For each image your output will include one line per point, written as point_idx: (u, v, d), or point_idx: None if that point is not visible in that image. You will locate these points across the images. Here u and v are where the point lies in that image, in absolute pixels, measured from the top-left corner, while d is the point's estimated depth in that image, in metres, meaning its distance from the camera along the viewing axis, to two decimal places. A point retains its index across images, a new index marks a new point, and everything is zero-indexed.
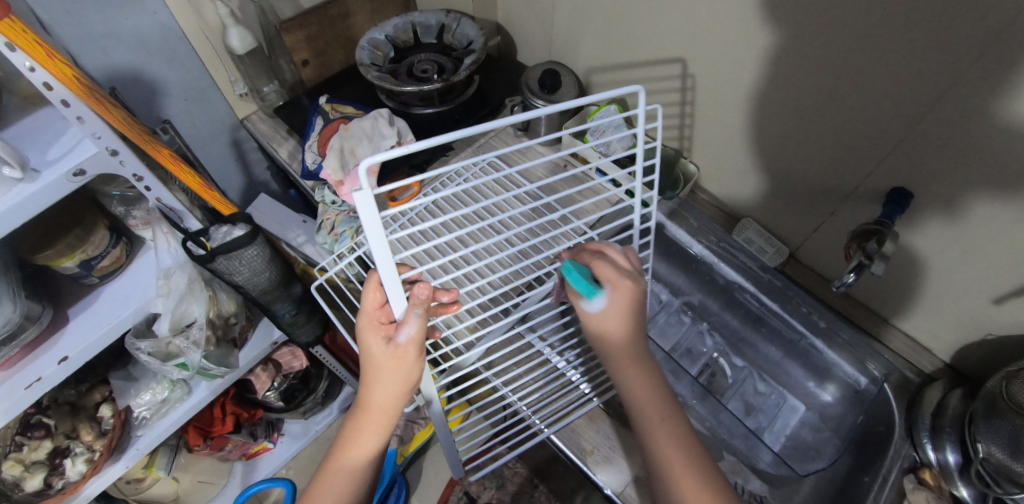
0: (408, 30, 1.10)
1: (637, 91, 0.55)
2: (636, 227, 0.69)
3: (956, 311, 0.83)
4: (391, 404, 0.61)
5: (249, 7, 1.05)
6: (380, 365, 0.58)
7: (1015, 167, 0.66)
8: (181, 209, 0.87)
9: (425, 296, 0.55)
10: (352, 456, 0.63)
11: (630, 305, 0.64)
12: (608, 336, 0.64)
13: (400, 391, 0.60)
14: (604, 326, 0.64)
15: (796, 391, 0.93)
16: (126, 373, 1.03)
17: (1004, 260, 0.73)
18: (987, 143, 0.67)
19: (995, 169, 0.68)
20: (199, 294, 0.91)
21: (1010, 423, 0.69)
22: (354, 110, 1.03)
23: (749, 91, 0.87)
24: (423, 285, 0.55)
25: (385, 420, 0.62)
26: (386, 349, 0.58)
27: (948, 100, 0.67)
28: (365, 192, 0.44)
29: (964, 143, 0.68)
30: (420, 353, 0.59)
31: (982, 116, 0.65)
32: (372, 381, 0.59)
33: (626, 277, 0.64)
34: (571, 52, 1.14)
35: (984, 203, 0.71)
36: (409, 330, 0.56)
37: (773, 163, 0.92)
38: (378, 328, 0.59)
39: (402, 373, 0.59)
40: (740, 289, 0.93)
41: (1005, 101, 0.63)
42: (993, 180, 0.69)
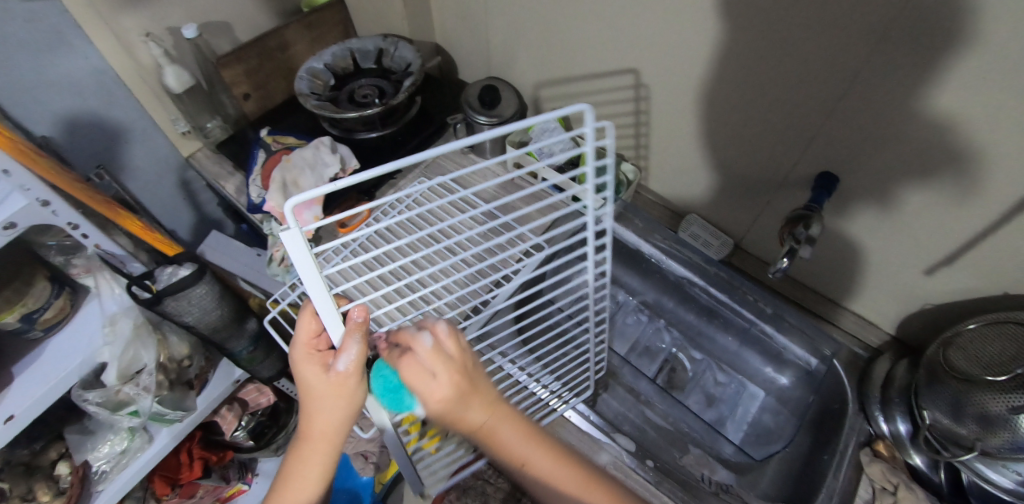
0: (346, 57, 1.11)
1: (584, 109, 0.47)
2: (588, 252, 0.64)
3: (895, 286, 0.86)
4: (334, 430, 0.59)
5: (184, 44, 1.05)
6: (321, 395, 0.57)
7: (926, 146, 0.69)
8: (122, 253, 0.85)
9: (361, 318, 0.55)
10: (297, 490, 0.62)
11: (451, 399, 0.51)
12: (449, 421, 0.52)
13: (343, 417, 0.59)
14: (449, 406, 0.51)
15: (754, 378, 0.95)
16: (81, 426, 1.00)
17: (929, 232, 0.76)
18: (899, 124, 0.70)
19: (909, 147, 0.71)
20: (146, 339, 0.90)
21: (949, 388, 0.71)
22: (296, 140, 1.04)
23: (680, 90, 0.90)
24: (359, 308, 0.55)
25: (329, 448, 0.60)
26: (326, 377, 0.57)
27: (862, 81, 0.70)
28: (292, 232, 0.43)
29: (879, 123, 0.71)
30: (362, 378, 0.58)
31: (895, 96, 0.68)
32: (313, 409, 0.58)
33: (437, 377, 0.50)
34: (509, 67, 1.17)
35: (903, 175, 0.74)
36: (349, 357, 0.55)
37: (712, 155, 0.94)
38: (315, 357, 0.58)
39: (344, 401, 0.58)
40: (690, 284, 0.95)
41: (911, 83, 0.66)
42: (910, 157, 0.71)
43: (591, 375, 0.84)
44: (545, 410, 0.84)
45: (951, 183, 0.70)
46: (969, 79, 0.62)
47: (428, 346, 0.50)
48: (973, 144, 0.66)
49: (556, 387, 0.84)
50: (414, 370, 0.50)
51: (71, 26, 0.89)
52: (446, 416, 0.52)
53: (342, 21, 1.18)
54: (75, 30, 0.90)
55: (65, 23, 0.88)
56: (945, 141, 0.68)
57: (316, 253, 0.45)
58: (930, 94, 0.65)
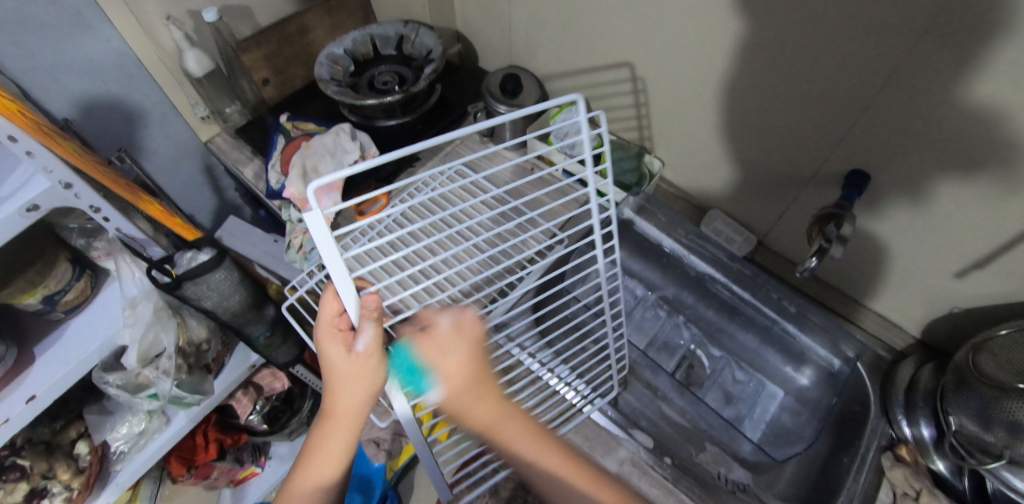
0: (367, 42, 1.10)
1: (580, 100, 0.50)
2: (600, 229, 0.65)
3: (923, 289, 0.84)
4: (354, 409, 0.57)
5: (204, 28, 1.04)
6: (341, 374, 0.55)
7: (966, 145, 0.67)
8: (143, 237, 0.85)
9: (375, 305, 0.52)
10: (320, 463, 0.60)
11: (474, 373, 0.58)
12: (474, 399, 0.59)
13: (365, 396, 0.56)
14: (472, 379, 0.58)
15: (773, 377, 0.93)
16: (101, 407, 1.00)
17: (963, 234, 0.74)
18: (939, 122, 0.68)
19: (947, 144, 0.69)
20: (166, 322, 0.90)
21: (977, 395, 0.70)
22: (316, 127, 1.03)
23: (707, 83, 0.88)
24: (372, 296, 0.51)
25: (350, 427, 0.59)
26: (346, 356, 0.54)
27: (904, 79, 0.67)
28: (315, 215, 0.42)
29: (918, 119, 0.69)
30: (382, 357, 0.55)
31: (937, 91, 0.66)
32: (336, 386, 0.56)
33: (449, 355, 0.57)
34: (531, 56, 1.15)
35: (940, 174, 0.72)
36: (367, 338, 0.53)
37: (738, 149, 0.92)
38: (336, 335, 0.56)
39: (361, 382, 0.55)
40: (712, 280, 0.94)
41: (955, 79, 0.64)
42: (949, 153, 0.69)
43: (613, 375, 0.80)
44: (567, 410, 0.81)
45: (991, 185, 0.68)
46: (1016, 77, 0.60)
47: (443, 328, 0.56)
48: (1016, 145, 0.64)
49: (574, 382, 0.81)
50: (457, 341, 0.57)
51: (93, 7, 0.88)
52: (453, 402, 0.59)
53: (363, 6, 1.17)
54: (98, 12, 0.89)
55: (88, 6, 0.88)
56: (986, 141, 0.66)
57: (338, 236, 0.44)
58: (975, 91, 0.63)
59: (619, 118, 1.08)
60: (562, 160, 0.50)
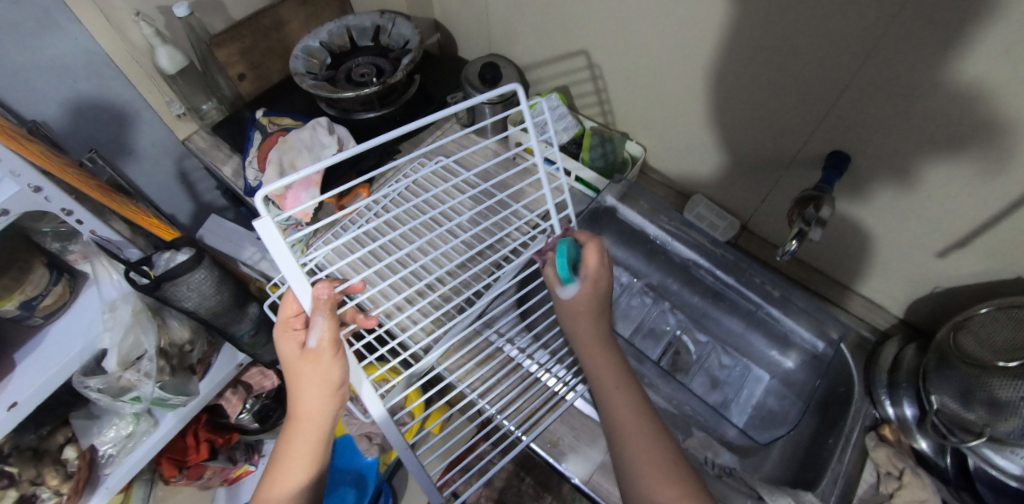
0: (343, 34, 1.08)
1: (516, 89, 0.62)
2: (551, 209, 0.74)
3: (906, 269, 0.84)
4: (319, 407, 0.56)
5: (176, 24, 1.02)
6: (296, 371, 0.56)
7: (948, 124, 0.67)
8: (119, 239, 0.84)
9: (326, 295, 0.53)
10: (284, 475, 0.56)
11: (595, 297, 0.68)
12: (575, 321, 0.68)
13: (321, 395, 0.56)
14: (579, 304, 0.69)
15: (760, 361, 0.92)
16: (87, 411, 0.99)
17: (946, 214, 0.74)
18: (922, 101, 0.67)
19: (929, 123, 0.68)
20: (147, 324, 0.88)
21: (959, 373, 0.70)
22: (293, 121, 1.01)
23: (689, 68, 0.86)
24: (324, 285, 0.53)
25: (316, 431, 0.57)
26: (300, 353, 0.55)
27: (885, 61, 0.67)
28: (265, 220, 0.47)
29: (900, 98, 0.68)
30: (336, 352, 0.56)
31: (919, 70, 0.65)
32: (294, 387, 0.56)
33: (597, 275, 0.69)
34: (510, 44, 1.13)
35: (924, 155, 0.71)
36: (317, 331, 0.54)
37: (719, 133, 0.91)
38: (292, 335, 0.56)
39: (321, 375, 0.55)
40: (696, 266, 0.94)
41: (938, 58, 0.63)
42: (930, 132, 0.69)
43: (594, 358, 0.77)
44: (551, 400, 0.80)
45: (970, 164, 0.68)
46: (997, 53, 0.59)
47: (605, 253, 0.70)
48: (998, 123, 0.63)
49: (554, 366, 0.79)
50: (587, 272, 0.68)
51: (59, 5, 0.86)
52: (575, 306, 0.68)
53: None
54: (64, 10, 0.87)
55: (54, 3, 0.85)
56: (966, 120, 0.65)
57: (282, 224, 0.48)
58: (958, 69, 0.62)
59: (604, 105, 1.06)
60: (499, 131, 0.57)
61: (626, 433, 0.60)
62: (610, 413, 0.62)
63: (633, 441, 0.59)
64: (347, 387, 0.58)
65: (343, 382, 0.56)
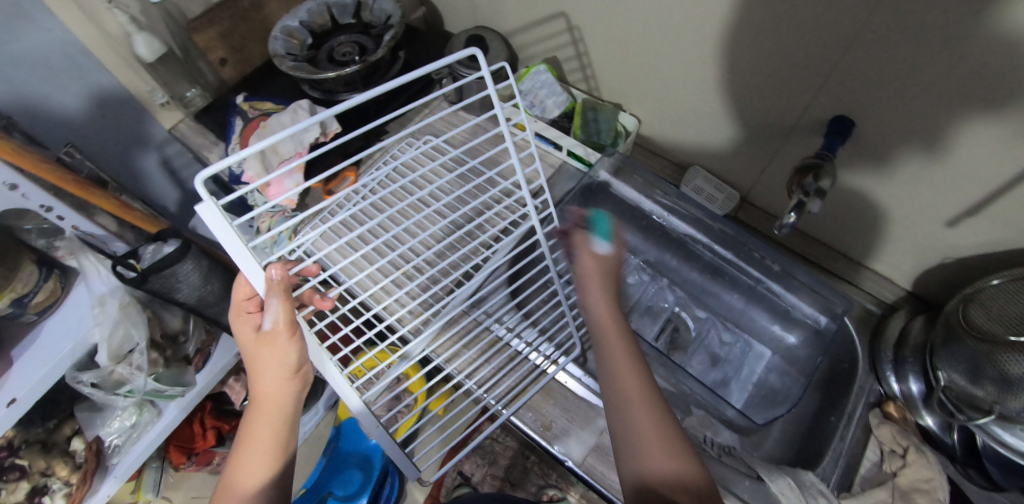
0: (323, 12, 1.04)
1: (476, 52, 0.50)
2: (524, 191, 0.65)
3: (915, 239, 0.80)
4: (279, 391, 0.55)
5: (152, 10, 0.98)
6: (253, 354, 0.54)
7: (975, 81, 0.62)
8: (103, 233, 0.85)
9: (279, 277, 0.51)
10: (245, 463, 0.54)
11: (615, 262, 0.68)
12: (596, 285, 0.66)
13: (280, 376, 0.54)
14: (600, 261, 0.67)
15: (761, 337, 0.88)
16: (90, 404, 0.99)
17: (961, 181, 0.70)
18: (957, 55, 0.61)
19: (952, 84, 0.63)
20: (136, 317, 0.88)
21: (967, 348, 0.67)
22: (274, 106, 0.99)
23: (688, 33, 0.81)
24: (277, 267, 0.51)
25: (277, 415, 0.55)
26: (255, 335, 0.54)
27: (898, 17, 0.62)
28: (207, 204, 0.45)
29: (917, 57, 0.63)
30: (293, 334, 0.54)
31: (944, 23, 0.59)
32: (252, 369, 0.55)
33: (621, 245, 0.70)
34: (496, 15, 1.09)
35: (957, 115, 0.65)
36: (272, 314, 0.52)
37: (728, 99, 0.85)
38: (247, 317, 0.55)
39: (277, 358, 0.54)
40: (693, 242, 0.90)
41: (968, 9, 0.57)
42: (949, 93, 0.64)
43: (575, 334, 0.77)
44: (534, 373, 0.79)
45: (990, 124, 0.63)
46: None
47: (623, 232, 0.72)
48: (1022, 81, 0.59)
49: (538, 342, 0.78)
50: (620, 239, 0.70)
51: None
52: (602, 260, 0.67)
53: None
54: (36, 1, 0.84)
55: None
56: (989, 77, 0.60)
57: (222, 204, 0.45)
58: (1000, 17, 0.56)
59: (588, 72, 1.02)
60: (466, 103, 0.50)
61: (621, 386, 0.56)
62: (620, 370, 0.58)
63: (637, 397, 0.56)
64: (308, 369, 0.57)
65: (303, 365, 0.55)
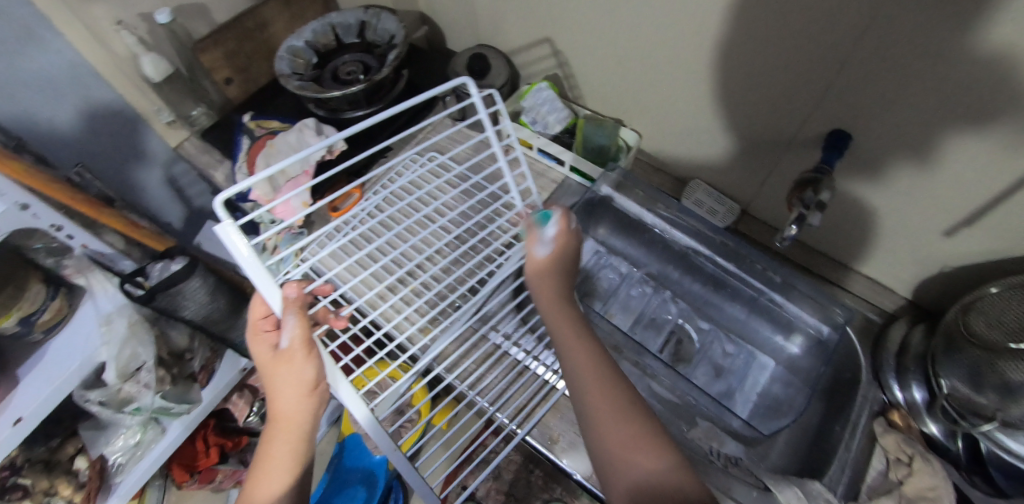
0: (327, 33, 1.06)
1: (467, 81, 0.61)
2: (509, 190, 0.73)
3: (913, 249, 0.82)
4: (297, 409, 0.54)
5: (158, 31, 1.00)
6: (270, 374, 0.55)
7: (966, 96, 0.63)
8: (111, 252, 0.87)
9: (295, 294, 0.54)
10: (262, 486, 0.53)
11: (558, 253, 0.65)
12: (540, 279, 0.64)
13: (296, 398, 0.54)
14: (546, 259, 0.65)
15: (763, 348, 0.89)
16: (95, 422, 0.97)
17: (956, 194, 0.72)
18: (945, 71, 0.62)
19: (943, 99, 0.65)
20: (143, 336, 0.88)
21: (968, 356, 0.68)
22: (280, 124, 1.01)
23: (685, 51, 0.83)
24: (293, 285, 0.54)
25: (295, 435, 0.55)
26: (273, 355, 0.55)
27: (888, 36, 0.64)
28: (227, 225, 0.48)
29: (910, 73, 0.65)
30: (310, 352, 0.55)
31: (935, 41, 0.61)
32: (269, 390, 0.55)
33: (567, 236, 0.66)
34: (497, 33, 1.11)
35: (951, 130, 0.67)
36: (289, 331, 0.54)
37: (725, 114, 0.87)
38: (263, 337, 0.56)
39: (293, 376, 0.54)
40: (695, 254, 0.91)
41: (957, 27, 0.59)
42: (941, 108, 0.66)
43: None
44: (543, 389, 0.79)
45: (982, 134, 0.65)
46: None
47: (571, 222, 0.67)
48: (1014, 96, 0.60)
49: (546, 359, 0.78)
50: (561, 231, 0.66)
51: (40, 18, 0.84)
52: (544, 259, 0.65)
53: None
54: (44, 22, 0.85)
55: (35, 18, 0.83)
56: (984, 90, 0.62)
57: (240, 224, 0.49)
58: (997, 38, 0.57)
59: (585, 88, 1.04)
60: (440, 112, 0.58)
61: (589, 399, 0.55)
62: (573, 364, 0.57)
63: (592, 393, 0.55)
64: (325, 387, 0.56)
65: (321, 384, 0.55)
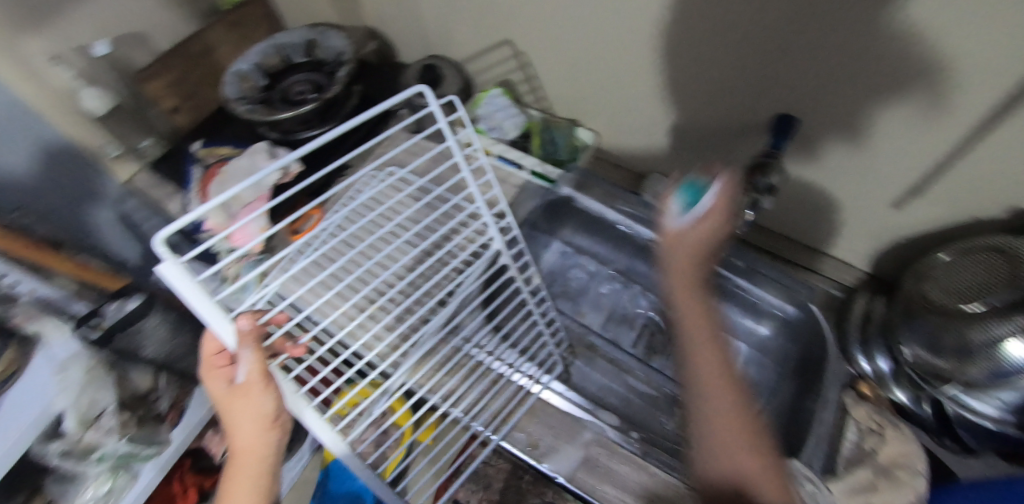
0: (274, 54, 1.05)
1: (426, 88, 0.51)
2: (479, 206, 0.63)
3: (866, 223, 0.85)
4: (257, 442, 0.53)
5: (99, 64, 0.97)
6: (229, 409, 0.52)
7: (897, 75, 0.65)
8: (60, 295, 0.83)
9: (250, 328, 0.49)
10: None
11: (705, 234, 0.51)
12: (674, 252, 0.52)
13: (257, 431, 0.52)
14: (696, 243, 0.51)
15: (734, 332, 0.91)
16: (56, 475, 0.82)
17: (899, 168, 0.74)
18: (873, 54, 0.64)
19: (876, 80, 0.66)
20: (102, 380, 0.83)
21: (926, 323, 0.70)
22: (231, 150, 0.99)
23: (631, 49, 0.84)
24: (246, 317, 0.49)
25: (258, 465, 0.54)
26: (230, 390, 0.51)
27: (819, 23, 0.65)
28: (169, 263, 0.42)
29: (846, 56, 0.66)
30: (269, 384, 0.52)
31: (863, 25, 0.62)
32: (228, 424, 0.53)
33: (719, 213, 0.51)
34: (447, 43, 1.11)
35: (889, 108, 0.69)
36: (245, 368, 0.50)
37: (676, 108, 0.88)
38: (219, 371, 0.52)
39: (254, 410, 0.51)
40: (660, 247, 0.92)
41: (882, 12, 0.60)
42: (875, 88, 0.67)
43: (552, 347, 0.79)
44: (517, 394, 0.80)
45: (911, 110, 0.67)
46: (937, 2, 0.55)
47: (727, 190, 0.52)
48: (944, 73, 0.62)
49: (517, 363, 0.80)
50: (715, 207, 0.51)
51: None
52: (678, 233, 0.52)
53: (267, 16, 1.15)
54: None
55: None
56: (914, 69, 0.64)
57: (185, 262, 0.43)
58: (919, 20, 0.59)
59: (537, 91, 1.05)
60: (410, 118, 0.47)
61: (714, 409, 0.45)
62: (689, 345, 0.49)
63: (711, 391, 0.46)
64: (286, 416, 0.55)
65: (282, 414, 0.53)
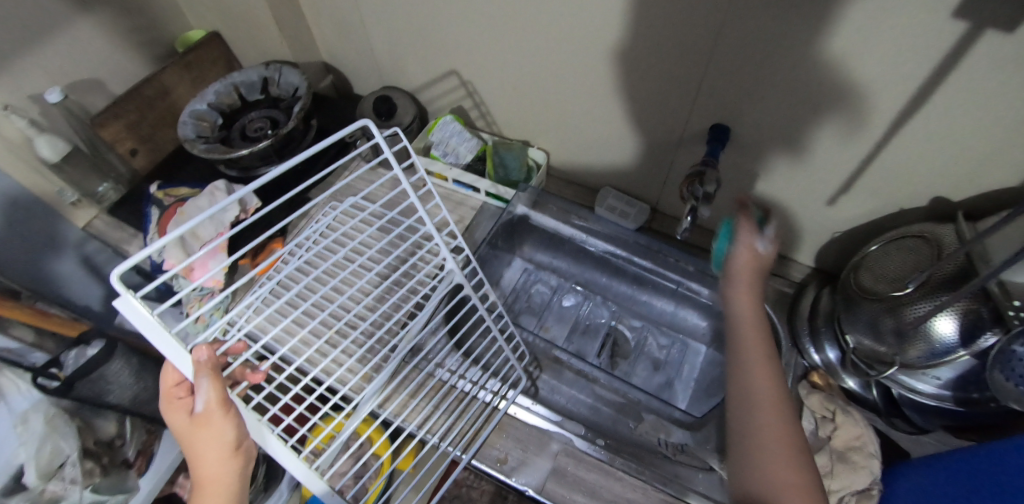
0: (230, 93, 1.06)
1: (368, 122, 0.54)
2: (430, 228, 0.63)
3: (806, 220, 0.89)
4: (220, 473, 0.52)
5: (52, 111, 0.97)
6: (189, 441, 0.52)
7: (816, 84, 0.70)
8: (18, 346, 0.84)
9: (206, 357, 0.50)
10: None
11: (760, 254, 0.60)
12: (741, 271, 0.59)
13: (216, 461, 0.52)
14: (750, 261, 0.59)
15: (693, 334, 0.94)
16: None
17: (830, 166, 0.79)
18: (795, 64, 0.69)
19: (800, 88, 0.72)
20: (65, 429, 0.82)
21: (864, 310, 0.74)
22: (189, 190, 1.00)
23: (574, 71, 0.88)
24: (203, 347, 0.50)
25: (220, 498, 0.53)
26: (189, 422, 0.51)
27: (742, 38, 0.70)
28: (123, 297, 0.43)
29: (770, 67, 0.71)
30: (229, 411, 0.52)
31: (783, 38, 0.67)
32: (189, 458, 0.52)
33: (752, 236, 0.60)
34: (400, 74, 1.14)
35: (812, 112, 0.74)
36: (203, 395, 0.50)
37: (621, 124, 0.92)
38: (178, 404, 0.53)
39: (215, 438, 0.51)
40: (615, 258, 0.96)
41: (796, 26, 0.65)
42: (799, 95, 0.72)
43: (514, 363, 0.81)
44: (485, 411, 0.81)
45: (831, 113, 0.72)
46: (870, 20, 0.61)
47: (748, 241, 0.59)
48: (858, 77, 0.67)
49: (482, 382, 0.80)
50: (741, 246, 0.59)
51: None
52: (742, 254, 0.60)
53: (222, 56, 1.17)
54: None
55: None
56: (831, 79, 0.69)
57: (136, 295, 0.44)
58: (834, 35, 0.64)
59: (487, 116, 1.10)
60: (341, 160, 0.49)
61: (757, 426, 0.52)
62: (746, 378, 0.55)
63: (765, 436, 0.51)
64: (248, 444, 0.54)
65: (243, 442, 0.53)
